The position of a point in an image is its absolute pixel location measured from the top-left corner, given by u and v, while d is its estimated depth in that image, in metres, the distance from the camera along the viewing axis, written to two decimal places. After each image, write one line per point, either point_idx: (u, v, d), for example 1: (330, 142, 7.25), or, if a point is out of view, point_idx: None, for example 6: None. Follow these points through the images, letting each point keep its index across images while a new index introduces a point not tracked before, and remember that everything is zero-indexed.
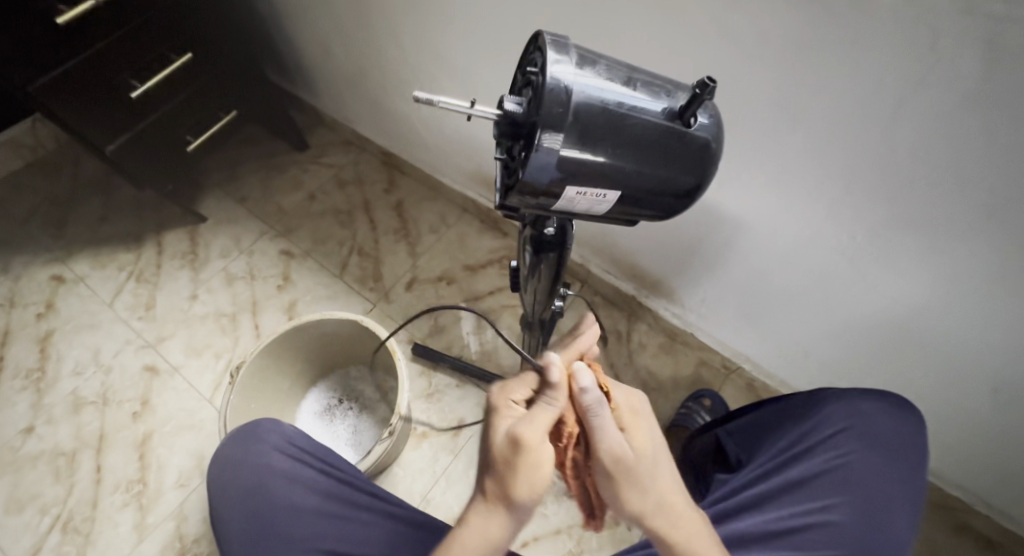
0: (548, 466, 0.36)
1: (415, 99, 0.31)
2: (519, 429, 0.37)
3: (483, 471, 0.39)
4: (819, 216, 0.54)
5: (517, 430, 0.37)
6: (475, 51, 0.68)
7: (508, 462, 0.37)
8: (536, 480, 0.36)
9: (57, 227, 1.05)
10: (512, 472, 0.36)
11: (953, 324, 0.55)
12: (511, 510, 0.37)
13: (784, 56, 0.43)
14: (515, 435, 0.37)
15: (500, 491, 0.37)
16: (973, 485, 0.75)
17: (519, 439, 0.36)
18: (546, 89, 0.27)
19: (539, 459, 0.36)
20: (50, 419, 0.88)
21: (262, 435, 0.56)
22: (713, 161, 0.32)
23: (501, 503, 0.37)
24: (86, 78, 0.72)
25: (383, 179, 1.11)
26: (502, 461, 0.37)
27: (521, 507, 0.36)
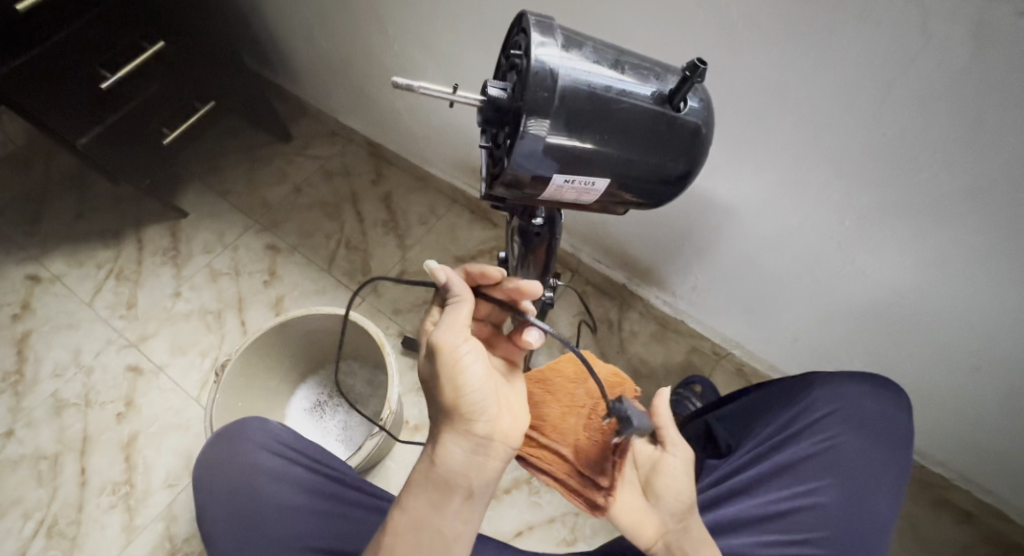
0: (467, 366, 0.37)
1: (394, 85, 0.30)
2: (434, 338, 0.38)
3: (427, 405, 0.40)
4: (809, 201, 0.54)
5: (431, 340, 0.37)
6: (461, 37, 0.66)
7: (433, 376, 0.38)
8: (460, 383, 0.37)
9: (30, 225, 1.02)
10: (439, 386, 0.37)
11: (938, 305, 0.55)
12: (455, 426, 0.38)
13: (773, 38, 0.42)
14: (430, 346, 0.37)
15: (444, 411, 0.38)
16: (956, 463, 0.76)
17: (433, 347, 0.37)
18: (530, 72, 0.26)
19: (458, 358, 0.37)
20: (31, 422, 0.86)
21: (249, 434, 0.55)
22: (704, 146, 0.31)
23: (444, 425, 0.38)
24: (52, 69, 0.69)
25: (368, 170, 1.09)
26: (427, 379, 0.38)
27: (460, 416, 0.38)
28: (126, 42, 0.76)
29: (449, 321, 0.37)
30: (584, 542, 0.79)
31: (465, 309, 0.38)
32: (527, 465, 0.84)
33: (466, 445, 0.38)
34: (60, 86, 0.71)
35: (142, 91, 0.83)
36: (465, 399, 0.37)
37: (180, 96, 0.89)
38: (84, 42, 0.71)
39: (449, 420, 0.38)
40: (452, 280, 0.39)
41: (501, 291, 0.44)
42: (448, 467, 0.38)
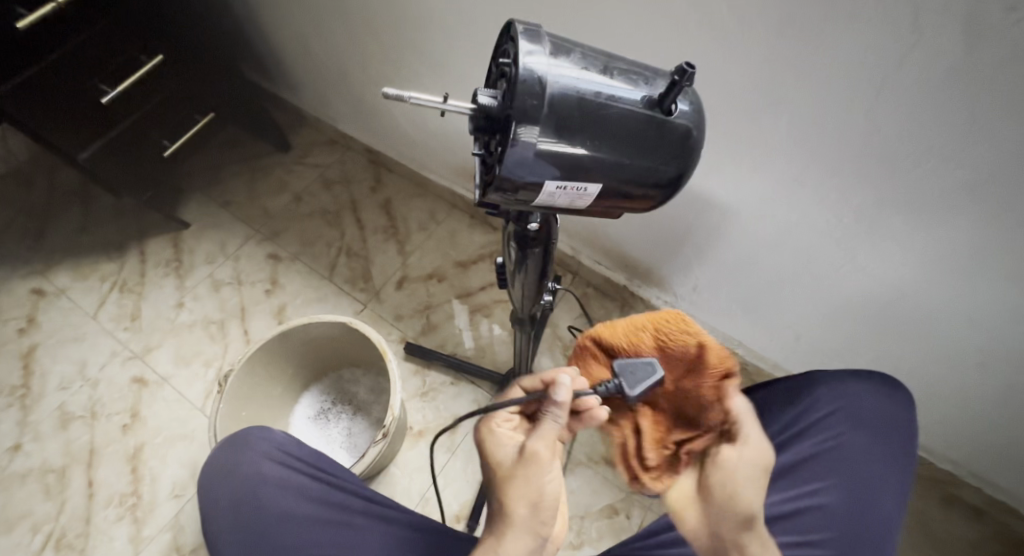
0: (550, 477, 0.40)
1: (385, 95, 0.30)
2: (530, 443, 0.41)
3: (490, 498, 0.42)
4: (806, 199, 0.54)
5: (528, 445, 0.41)
6: (457, 43, 0.66)
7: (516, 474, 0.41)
8: (544, 486, 0.40)
9: (34, 240, 1.03)
10: (520, 485, 0.40)
11: (940, 300, 0.55)
12: (522, 523, 0.39)
13: (766, 39, 0.42)
14: (526, 450, 0.41)
15: (498, 506, 0.40)
16: (964, 459, 0.75)
17: (531, 452, 0.40)
18: (519, 81, 0.26)
19: (546, 466, 0.41)
20: (37, 435, 0.86)
21: (252, 443, 0.55)
22: (696, 149, 0.31)
23: (510, 521, 0.39)
24: (51, 85, 0.70)
25: (368, 177, 1.09)
26: (508, 476, 0.41)
27: (530, 513, 0.39)
28: (126, 55, 0.77)
29: (543, 431, 0.41)
30: (591, 546, 0.79)
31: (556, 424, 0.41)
32: None
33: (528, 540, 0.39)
34: (60, 101, 0.72)
35: (142, 104, 0.83)
36: (544, 499, 0.40)
37: (180, 108, 0.90)
38: (84, 59, 0.72)
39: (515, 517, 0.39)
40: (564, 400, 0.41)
41: (534, 379, 0.45)
42: None
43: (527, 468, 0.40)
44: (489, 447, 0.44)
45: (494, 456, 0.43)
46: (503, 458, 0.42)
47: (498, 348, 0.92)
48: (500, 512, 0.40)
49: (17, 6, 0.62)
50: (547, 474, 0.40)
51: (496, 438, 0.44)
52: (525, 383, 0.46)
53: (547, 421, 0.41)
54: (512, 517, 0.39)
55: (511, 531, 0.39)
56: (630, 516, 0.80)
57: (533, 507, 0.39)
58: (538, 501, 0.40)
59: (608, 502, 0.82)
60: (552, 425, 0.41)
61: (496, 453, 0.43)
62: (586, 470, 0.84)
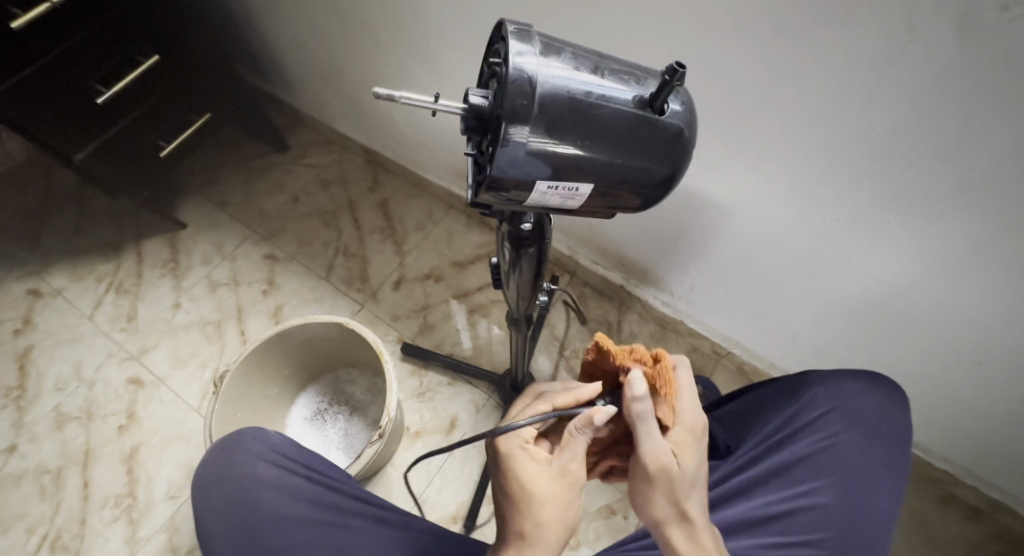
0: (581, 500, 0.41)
1: (376, 96, 0.30)
2: (569, 465, 0.41)
3: (516, 518, 0.40)
4: (801, 199, 0.54)
5: (568, 468, 0.41)
6: (453, 44, 0.66)
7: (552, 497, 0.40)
8: (578, 509, 0.41)
9: (30, 241, 1.02)
10: (558, 508, 0.40)
11: (935, 299, 0.55)
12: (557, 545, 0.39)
13: (761, 40, 0.42)
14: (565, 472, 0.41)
15: (530, 528, 0.39)
16: (960, 458, 0.75)
17: (570, 474, 0.41)
18: (509, 81, 0.26)
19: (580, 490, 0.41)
20: (33, 437, 0.86)
21: (246, 445, 0.55)
22: (687, 149, 0.31)
23: (546, 543, 0.38)
24: (46, 86, 0.69)
25: (366, 177, 1.09)
26: (544, 498, 0.40)
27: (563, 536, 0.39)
28: (122, 55, 0.77)
29: (579, 456, 0.41)
30: (588, 546, 0.79)
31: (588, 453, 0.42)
32: None
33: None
34: (55, 101, 0.71)
35: (138, 104, 0.83)
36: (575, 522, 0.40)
37: (177, 108, 0.90)
38: (79, 59, 0.72)
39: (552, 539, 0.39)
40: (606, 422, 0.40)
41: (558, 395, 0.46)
42: None
43: (564, 485, 0.41)
44: (517, 465, 0.42)
45: (522, 473, 0.42)
46: (536, 478, 0.41)
47: (495, 348, 0.92)
48: (533, 533, 0.38)
49: (12, 6, 0.62)
50: (578, 494, 0.41)
51: (524, 455, 0.42)
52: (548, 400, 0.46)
53: (577, 435, 0.41)
54: (545, 534, 0.39)
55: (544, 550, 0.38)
56: (627, 517, 0.80)
57: (565, 526, 0.40)
58: (569, 519, 0.40)
59: (605, 503, 0.81)
60: (586, 443, 0.41)
61: (525, 467, 0.42)
62: None
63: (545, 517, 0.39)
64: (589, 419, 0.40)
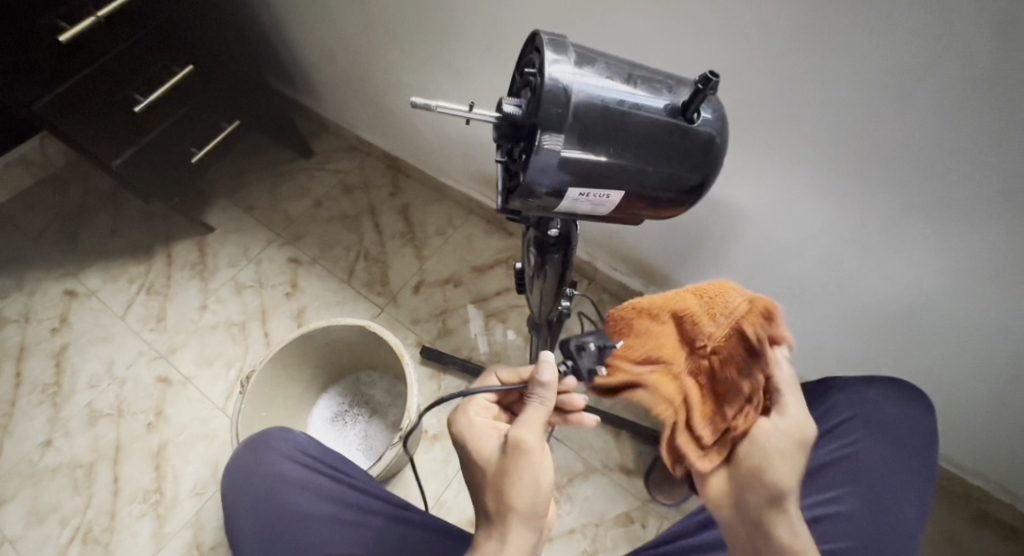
0: (544, 467, 0.40)
1: (412, 104, 0.31)
2: (517, 432, 0.41)
3: (483, 494, 0.41)
4: (830, 208, 0.54)
5: (518, 435, 0.41)
6: (478, 52, 0.68)
7: (507, 470, 0.40)
8: (540, 476, 0.40)
9: (68, 242, 1.06)
10: (515, 481, 0.39)
11: (970, 310, 0.54)
12: (524, 514, 0.39)
13: (790, 47, 0.42)
14: (516, 440, 0.41)
15: (496, 504, 0.39)
16: (993, 474, 0.73)
17: (521, 442, 0.40)
18: (544, 90, 0.26)
19: (538, 455, 0.40)
20: (67, 432, 0.89)
21: (273, 444, 0.56)
22: (718, 157, 0.31)
23: (512, 514, 0.39)
24: (88, 93, 0.72)
25: (387, 182, 1.11)
26: (500, 472, 0.40)
27: (529, 508, 0.39)
28: (158, 65, 0.79)
29: (529, 419, 0.42)
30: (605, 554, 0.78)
31: (542, 413, 0.43)
32: None
33: (531, 533, 0.39)
34: (96, 109, 0.74)
35: (172, 112, 0.86)
36: (540, 494, 0.39)
37: (208, 117, 0.93)
38: (119, 68, 0.74)
39: (517, 510, 0.39)
40: (551, 382, 0.43)
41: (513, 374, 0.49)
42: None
43: (513, 456, 0.40)
44: (473, 441, 0.44)
45: (477, 447, 0.43)
46: (491, 450, 0.42)
47: (514, 353, 0.93)
48: (499, 506, 0.39)
49: (59, 18, 0.65)
50: (538, 463, 0.40)
51: (479, 429, 0.44)
52: (504, 375, 0.49)
53: (533, 406, 0.43)
54: (513, 508, 0.39)
55: (513, 523, 0.38)
56: (646, 525, 0.80)
57: (532, 495, 0.39)
58: (537, 488, 0.39)
59: (623, 510, 0.81)
60: (538, 413, 0.42)
61: (476, 441, 0.43)
62: (601, 477, 0.84)
63: (507, 490, 0.39)
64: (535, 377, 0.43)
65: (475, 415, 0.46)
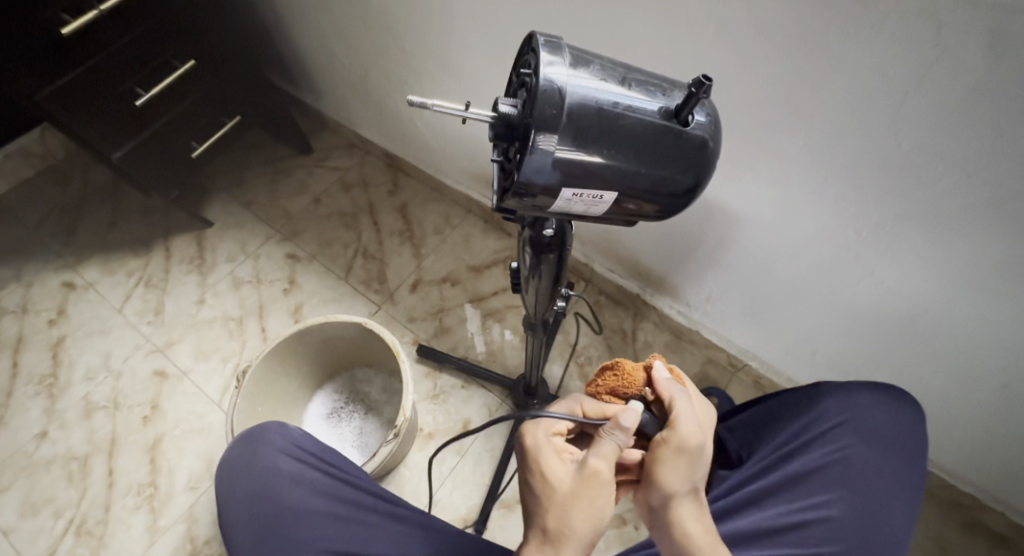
0: (607, 505, 0.38)
1: (409, 103, 0.31)
2: (593, 464, 0.39)
3: (538, 509, 0.39)
4: (823, 214, 0.54)
5: (591, 467, 0.39)
6: (477, 52, 0.68)
7: (571, 496, 0.38)
8: (602, 512, 0.38)
9: (67, 235, 1.06)
10: (574, 509, 0.38)
11: (962, 318, 0.54)
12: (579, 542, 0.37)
13: (786, 53, 0.43)
14: (588, 471, 0.39)
15: (552, 523, 0.38)
16: (984, 482, 0.73)
17: (592, 474, 0.38)
18: (540, 91, 0.26)
19: (604, 493, 0.38)
20: (63, 423, 0.89)
21: (268, 439, 0.56)
22: (711, 160, 0.31)
23: (566, 539, 0.37)
24: (90, 87, 0.73)
25: (386, 181, 1.11)
26: (564, 496, 0.39)
27: (583, 538, 0.37)
28: (159, 60, 0.80)
29: (606, 452, 0.39)
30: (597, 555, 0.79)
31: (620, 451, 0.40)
32: None
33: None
34: (97, 102, 0.75)
35: (173, 107, 0.86)
36: (597, 527, 0.38)
37: (209, 112, 0.93)
38: (121, 61, 0.75)
39: (572, 537, 0.37)
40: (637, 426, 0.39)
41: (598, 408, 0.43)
42: None
43: (588, 484, 0.38)
44: (541, 457, 0.41)
45: (546, 466, 0.40)
46: (558, 471, 0.40)
47: (509, 353, 0.93)
48: (556, 528, 0.38)
49: (62, 12, 0.65)
50: (605, 497, 0.38)
51: (549, 447, 0.41)
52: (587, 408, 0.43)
53: (607, 443, 0.39)
54: (570, 532, 0.37)
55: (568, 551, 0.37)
56: (638, 527, 0.80)
57: (596, 527, 0.38)
58: (598, 521, 0.38)
59: (616, 512, 0.81)
60: (615, 449, 0.39)
61: (548, 460, 0.40)
62: None
63: (568, 516, 0.38)
64: (618, 422, 0.39)
65: (552, 432, 0.43)
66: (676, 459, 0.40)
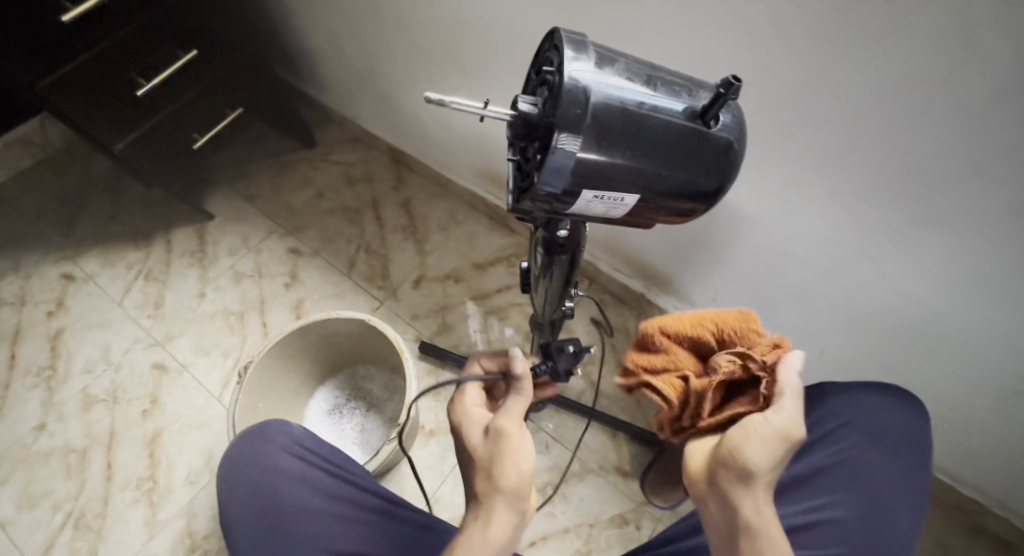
0: (527, 451, 0.39)
1: (426, 100, 0.30)
2: (501, 421, 0.40)
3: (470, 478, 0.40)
4: (835, 215, 0.53)
5: (500, 423, 0.40)
6: (488, 48, 0.67)
7: (492, 454, 0.39)
8: (523, 461, 0.38)
9: (66, 226, 1.05)
10: (497, 461, 0.38)
11: (974, 323, 0.53)
12: (506, 495, 0.38)
13: (806, 52, 0.42)
14: (498, 427, 0.40)
15: (481, 487, 0.38)
16: (989, 487, 0.73)
17: (503, 428, 0.40)
18: (564, 90, 0.26)
19: (521, 442, 0.39)
20: (61, 416, 0.88)
21: (270, 436, 0.56)
22: (736, 162, 0.30)
23: (495, 495, 0.38)
24: (92, 76, 0.71)
25: (390, 176, 1.10)
26: (485, 457, 0.39)
27: (511, 492, 0.38)
28: (163, 50, 0.78)
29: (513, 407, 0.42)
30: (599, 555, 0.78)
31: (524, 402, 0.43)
32: (541, 474, 0.84)
33: (515, 515, 0.38)
34: (98, 92, 0.73)
35: (175, 98, 0.85)
36: (522, 478, 0.38)
37: (212, 103, 0.92)
38: (123, 50, 0.73)
39: (498, 489, 0.38)
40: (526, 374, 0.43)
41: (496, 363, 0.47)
42: (492, 541, 0.36)
43: (500, 440, 0.39)
44: (464, 427, 0.43)
45: (467, 434, 0.42)
46: (477, 435, 0.42)
47: None
48: (485, 489, 0.38)
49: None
50: (522, 445, 0.39)
51: (471, 416, 0.43)
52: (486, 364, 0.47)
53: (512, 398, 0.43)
54: (498, 489, 0.38)
55: (498, 504, 0.37)
56: (640, 527, 0.80)
57: (519, 478, 0.38)
58: (522, 470, 0.38)
59: (617, 512, 0.81)
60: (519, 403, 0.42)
61: (467, 428, 0.43)
62: (596, 478, 0.83)
63: (495, 473, 0.38)
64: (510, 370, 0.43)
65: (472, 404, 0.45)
66: (772, 441, 0.37)
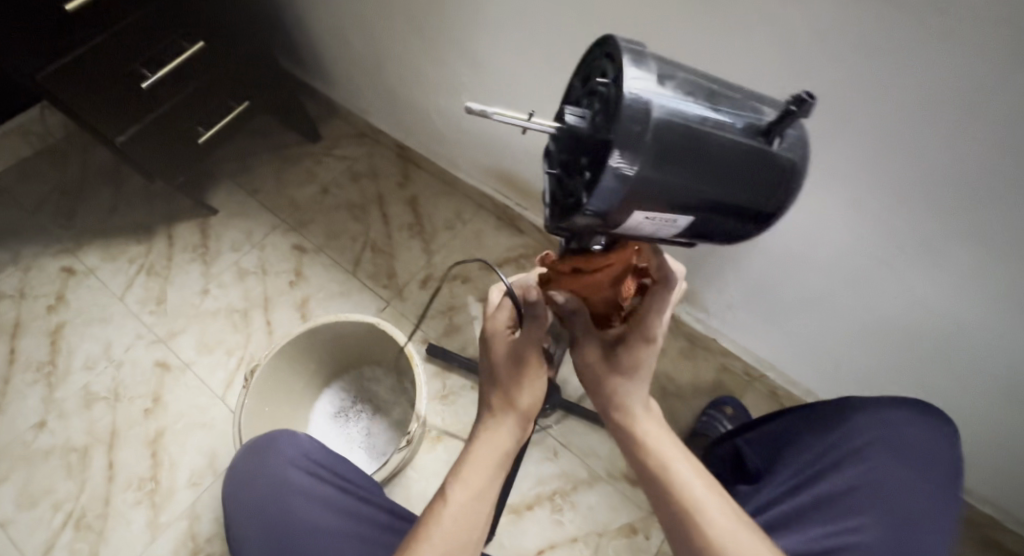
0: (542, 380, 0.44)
1: (466, 109, 0.27)
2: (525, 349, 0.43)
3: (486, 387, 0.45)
4: (865, 226, 0.52)
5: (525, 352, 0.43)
6: (505, 45, 0.65)
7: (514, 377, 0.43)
8: (537, 389, 0.44)
9: (66, 218, 1.03)
10: (518, 386, 0.43)
11: (1005, 343, 0.52)
12: (518, 415, 0.43)
13: (849, 62, 0.40)
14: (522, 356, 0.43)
15: (499, 402, 0.43)
16: (1004, 502, 0.72)
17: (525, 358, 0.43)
18: (623, 105, 0.23)
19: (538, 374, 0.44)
20: (61, 413, 0.86)
21: (278, 449, 0.54)
22: (795, 182, 0.29)
23: (512, 415, 0.43)
24: (94, 67, 0.69)
25: (397, 172, 1.08)
26: (507, 379, 0.43)
27: (522, 411, 0.43)
28: (167, 41, 0.76)
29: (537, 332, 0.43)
30: None
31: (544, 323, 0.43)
32: (549, 481, 0.83)
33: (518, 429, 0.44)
34: (101, 84, 0.71)
35: (179, 90, 0.83)
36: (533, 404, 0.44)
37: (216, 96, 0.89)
38: (127, 41, 0.71)
39: (513, 411, 0.43)
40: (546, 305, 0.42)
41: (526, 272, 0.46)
42: (502, 452, 0.42)
43: (526, 368, 0.43)
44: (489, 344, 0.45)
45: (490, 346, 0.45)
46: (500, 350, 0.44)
47: None
48: (503, 406, 0.43)
49: None
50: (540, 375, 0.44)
51: (497, 329, 0.44)
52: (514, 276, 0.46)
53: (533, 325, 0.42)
54: (516, 407, 0.43)
55: (511, 418, 0.43)
56: (649, 536, 0.79)
57: (533, 403, 0.44)
58: (535, 396, 0.44)
59: (627, 521, 0.80)
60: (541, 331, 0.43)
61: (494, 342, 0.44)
62: (605, 486, 0.82)
63: (513, 397, 0.43)
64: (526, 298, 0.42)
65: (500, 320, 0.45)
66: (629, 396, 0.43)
